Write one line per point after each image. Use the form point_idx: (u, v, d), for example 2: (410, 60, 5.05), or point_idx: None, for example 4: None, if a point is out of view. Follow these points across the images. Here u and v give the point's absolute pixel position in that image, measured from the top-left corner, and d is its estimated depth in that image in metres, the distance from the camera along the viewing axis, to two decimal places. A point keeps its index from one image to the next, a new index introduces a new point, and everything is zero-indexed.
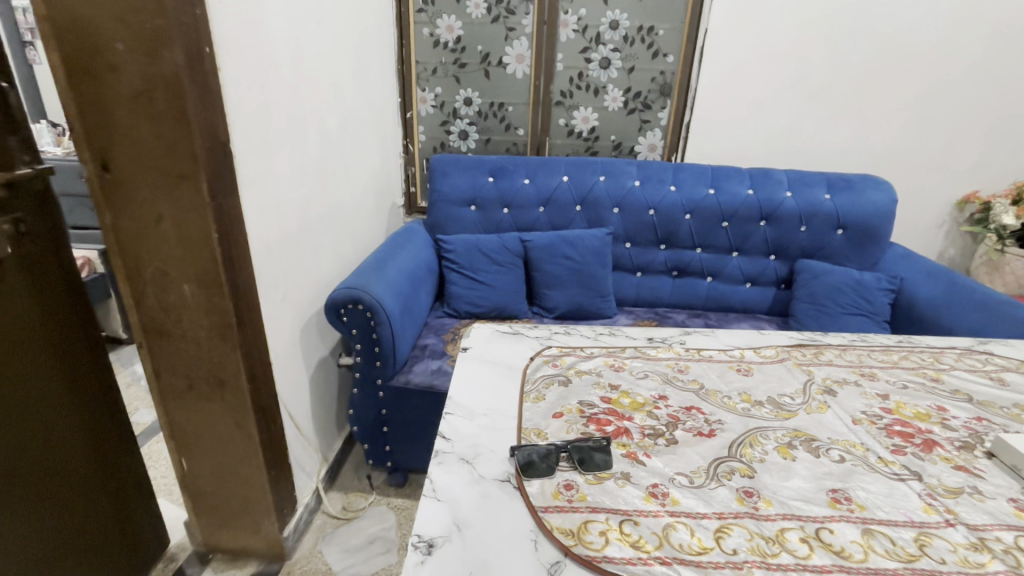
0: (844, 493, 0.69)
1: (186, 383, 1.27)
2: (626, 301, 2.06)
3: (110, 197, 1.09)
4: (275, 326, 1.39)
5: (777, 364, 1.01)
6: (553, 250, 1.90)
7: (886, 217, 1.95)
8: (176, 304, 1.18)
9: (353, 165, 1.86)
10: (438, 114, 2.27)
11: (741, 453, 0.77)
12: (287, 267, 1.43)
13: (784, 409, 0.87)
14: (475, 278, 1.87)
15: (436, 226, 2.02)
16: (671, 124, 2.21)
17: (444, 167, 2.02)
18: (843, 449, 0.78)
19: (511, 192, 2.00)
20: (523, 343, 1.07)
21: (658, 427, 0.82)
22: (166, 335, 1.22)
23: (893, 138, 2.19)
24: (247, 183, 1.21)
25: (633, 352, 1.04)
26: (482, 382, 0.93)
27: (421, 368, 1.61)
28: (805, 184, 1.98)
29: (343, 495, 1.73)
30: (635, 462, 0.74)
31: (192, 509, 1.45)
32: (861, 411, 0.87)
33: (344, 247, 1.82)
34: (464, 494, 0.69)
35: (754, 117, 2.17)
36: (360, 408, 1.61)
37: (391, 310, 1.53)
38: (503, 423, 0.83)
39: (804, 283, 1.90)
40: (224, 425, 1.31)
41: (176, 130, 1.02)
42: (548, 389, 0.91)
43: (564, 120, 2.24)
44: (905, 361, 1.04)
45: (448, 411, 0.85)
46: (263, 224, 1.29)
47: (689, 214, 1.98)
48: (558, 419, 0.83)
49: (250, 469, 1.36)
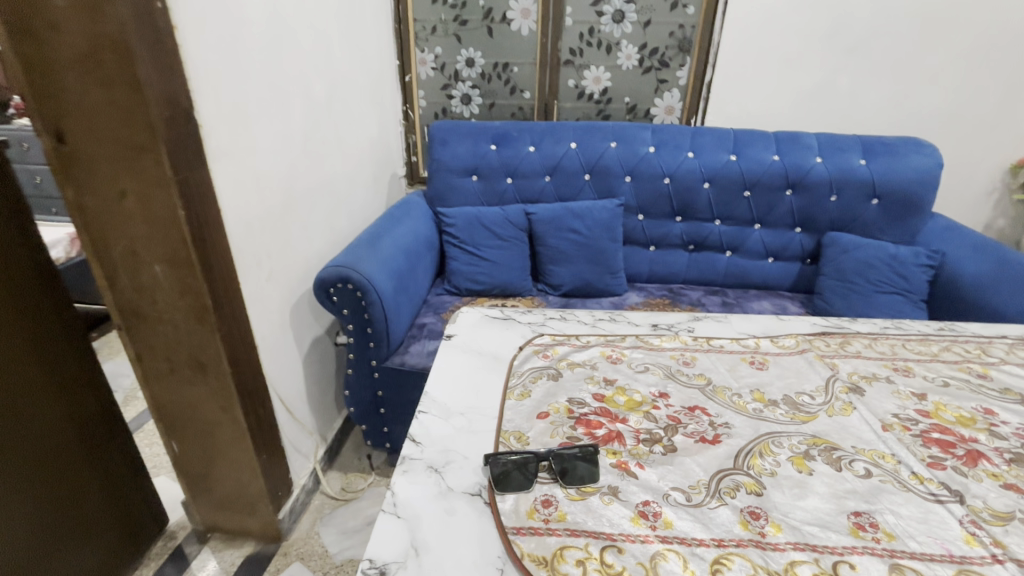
0: (868, 517, 0.59)
1: (167, 366, 1.22)
2: (638, 277, 1.93)
3: (69, 171, 1.02)
4: (259, 308, 1.32)
5: (796, 356, 0.89)
6: (559, 224, 1.78)
7: (930, 185, 1.76)
8: (150, 286, 1.12)
9: (346, 134, 1.75)
10: (439, 77, 2.12)
11: (748, 464, 0.67)
12: (272, 244, 1.36)
13: (802, 410, 0.76)
14: (476, 254, 1.78)
15: (436, 197, 1.91)
16: (690, 84, 2.03)
17: (443, 134, 1.89)
18: (869, 462, 0.67)
19: (515, 160, 1.87)
20: (514, 330, 0.98)
21: (655, 432, 0.72)
22: (143, 318, 1.17)
23: (941, 95, 1.96)
24: (219, 154, 1.13)
25: (633, 342, 0.93)
26: (463, 376, 0.84)
27: (418, 349, 1.54)
28: (837, 148, 1.80)
29: (342, 475, 1.70)
30: (625, 474, 0.65)
31: (187, 490, 1.43)
32: (893, 413, 0.76)
33: (339, 222, 1.74)
34: (427, 510, 0.61)
35: (784, 74, 1.97)
36: (355, 390, 1.55)
37: (383, 290, 1.44)
38: (481, 424, 0.74)
39: (833, 258, 1.75)
40: (210, 409, 1.27)
41: (129, 96, 0.93)
42: (534, 384, 0.82)
43: (574, 81, 2.07)
44: (947, 353, 0.91)
45: (421, 409, 0.77)
46: (240, 200, 1.21)
47: (708, 182, 1.83)
48: (543, 421, 0.74)
49: (240, 452, 1.32)
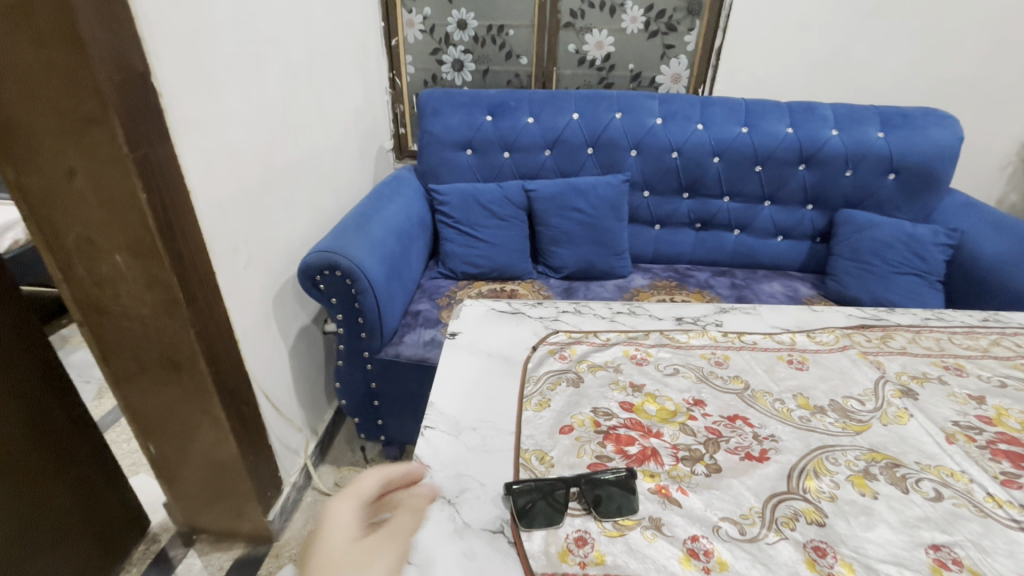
0: (950, 552, 0.52)
1: (138, 365, 1.11)
2: (642, 257, 1.84)
3: (7, 148, 0.88)
4: (238, 298, 1.20)
5: (838, 353, 0.81)
6: (561, 201, 1.67)
7: (949, 159, 1.68)
8: (112, 278, 1.00)
9: (329, 104, 1.60)
10: (428, 40, 1.95)
11: (804, 487, 0.59)
12: (250, 227, 1.23)
13: (854, 419, 0.68)
14: (473, 235, 1.66)
15: (428, 172, 1.78)
16: (699, 50, 1.90)
17: (435, 104, 1.75)
18: (937, 481, 0.60)
19: (513, 133, 1.74)
20: (524, 325, 0.88)
21: (694, 448, 0.64)
22: (107, 314, 1.05)
23: (963, 63, 1.86)
24: (185, 127, 0.99)
25: (658, 339, 0.84)
26: (472, 383, 0.74)
27: (413, 339, 1.43)
28: (855, 120, 1.70)
29: (335, 470, 1.62)
30: (667, 502, 0.57)
31: (168, 492, 1.34)
32: (953, 421, 0.69)
33: (324, 200, 1.60)
34: (441, 553, 0.52)
35: (799, 40, 1.85)
36: (347, 382, 1.45)
37: (375, 276, 1.33)
38: (496, 442, 0.65)
39: (846, 236, 1.68)
40: (188, 409, 1.17)
41: (71, 59, 0.79)
42: (553, 391, 0.73)
43: (575, 45, 1.92)
44: (997, 348, 0.84)
45: (427, 424, 0.67)
46: (212, 179, 1.08)
47: (717, 157, 1.72)
48: (567, 437, 0.65)
49: (223, 453, 1.23)
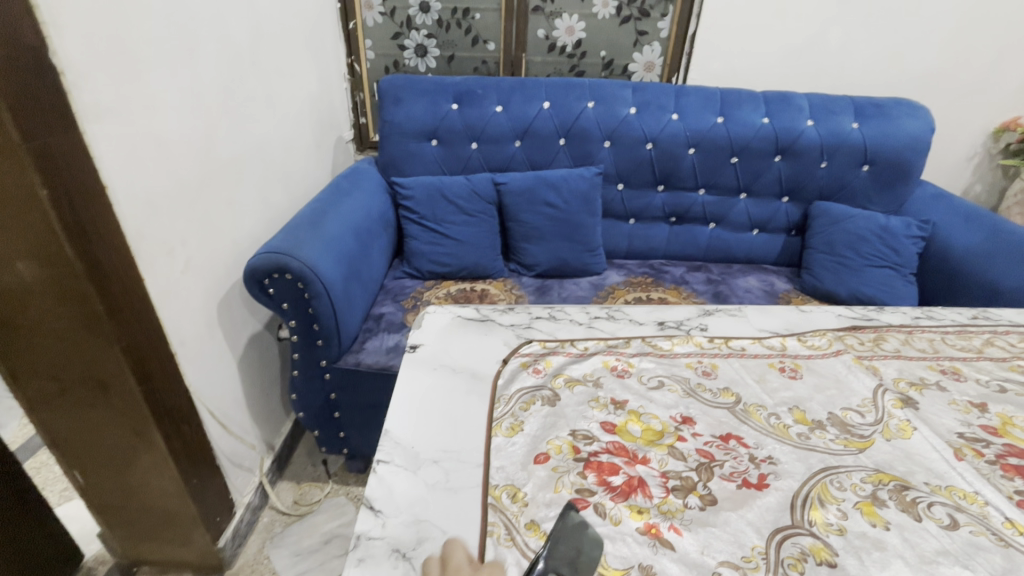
0: None
1: (56, 386, 0.98)
2: (617, 253, 1.77)
3: None
4: (175, 306, 1.07)
5: (832, 359, 0.75)
6: (532, 195, 1.58)
7: (922, 150, 1.66)
8: (18, 289, 0.86)
9: (278, 90, 1.47)
10: (389, 24, 1.83)
11: (809, 519, 0.52)
12: (187, 227, 1.10)
13: (855, 435, 0.62)
14: (439, 231, 1.56)
15: (390, 164, 1.66)
16: (672, 37, 1.83)
17: (396, 91, 1.63)
18: (950, 505, 0.55)
19: (481, 122, 1.64)
20: (493, 335, 0.79)
21: (686, 476, 0.57)
22: (14, 330, 0.91)
23: (932, 53, 1.85)
24: (100, 112, 0.86)
25: (640, 348, 0.77)
26: (434, 406, 0.65)
27: (375, 345, 1.33)
28: (830, 110, 1.67)
29: (294, 486, 1.50)
30: (658, 544, 0.50)
31: (102, 522, 1.20)
32: (957, 433, 0.64)
33: (275, 195, 1.47)
34: None
35: (774, 28, 1.80)
36: (304, 394, 1.33)
37: (330, 279, 1.21)
38: (462, 478, 0.56)
39: (822, 229, 1.65)
40: (119, 433, 1.04)
41: None
42: (526, 413, 0.64)
43: (545, 31, 1.83)
44: (990, 348, 0.80)
45: (381, 458, 0.58)
46: (137, 172, 0.95)
47: (693, 148, 1.66)
48: (543, 467, 0.57)
49: (162, 480, 1.11)
